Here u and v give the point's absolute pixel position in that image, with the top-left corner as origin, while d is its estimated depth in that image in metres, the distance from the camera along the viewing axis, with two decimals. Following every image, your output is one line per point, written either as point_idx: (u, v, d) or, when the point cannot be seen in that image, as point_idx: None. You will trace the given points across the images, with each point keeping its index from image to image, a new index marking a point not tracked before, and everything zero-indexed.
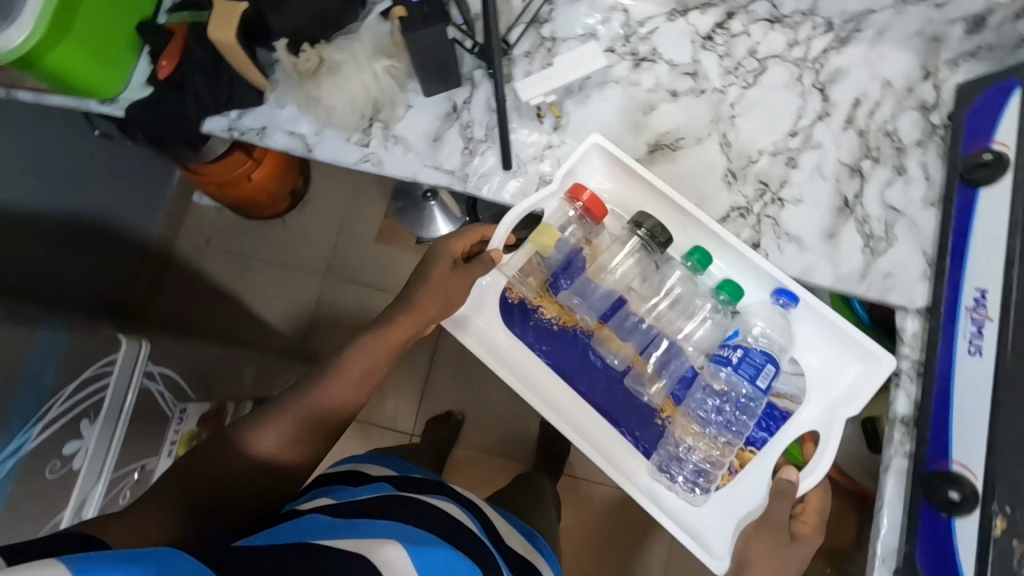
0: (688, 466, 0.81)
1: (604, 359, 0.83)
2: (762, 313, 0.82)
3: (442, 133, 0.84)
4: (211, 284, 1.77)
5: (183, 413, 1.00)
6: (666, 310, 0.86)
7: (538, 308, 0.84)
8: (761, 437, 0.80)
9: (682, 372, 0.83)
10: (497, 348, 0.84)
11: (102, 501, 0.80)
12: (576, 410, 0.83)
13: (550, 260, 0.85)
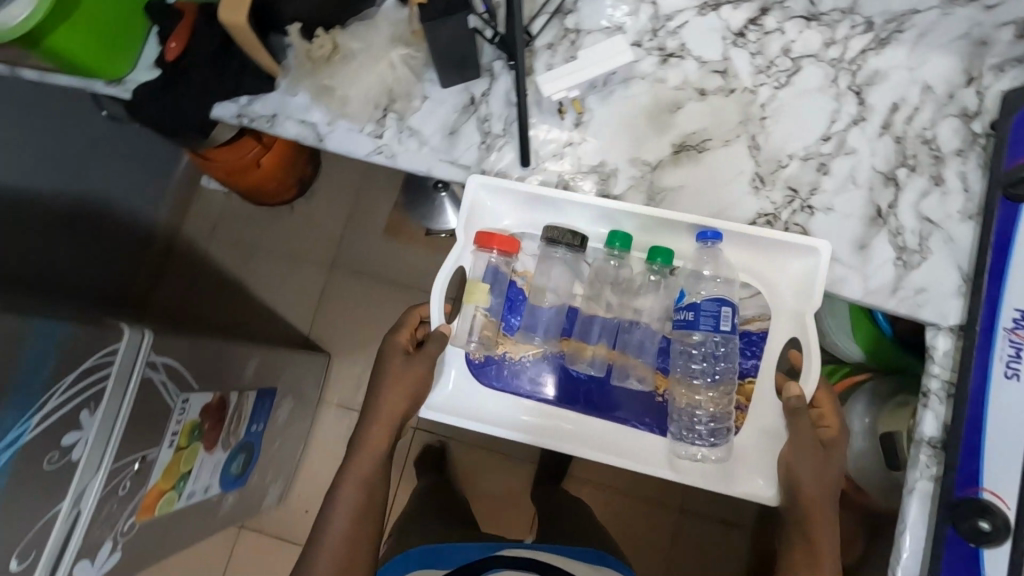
0: (701, 424, 0.80)
1: (584, 374, 0.81)
2: (712, 260, 0.79)
3: (458, 126, 0.80)
4: (217, 269, 1.74)
5: (186, 404, 1.00)
6: (615, 298, 0.83)
7: (504, 354, 0.83)
8: (751, 364, 0.79)
9: (646, 336, 0.81)
10: (485, 411, 0.82)
11: (101, 492, 0.81)
12: (591, 433, 0.80)
13: (493, 309, 0.83)
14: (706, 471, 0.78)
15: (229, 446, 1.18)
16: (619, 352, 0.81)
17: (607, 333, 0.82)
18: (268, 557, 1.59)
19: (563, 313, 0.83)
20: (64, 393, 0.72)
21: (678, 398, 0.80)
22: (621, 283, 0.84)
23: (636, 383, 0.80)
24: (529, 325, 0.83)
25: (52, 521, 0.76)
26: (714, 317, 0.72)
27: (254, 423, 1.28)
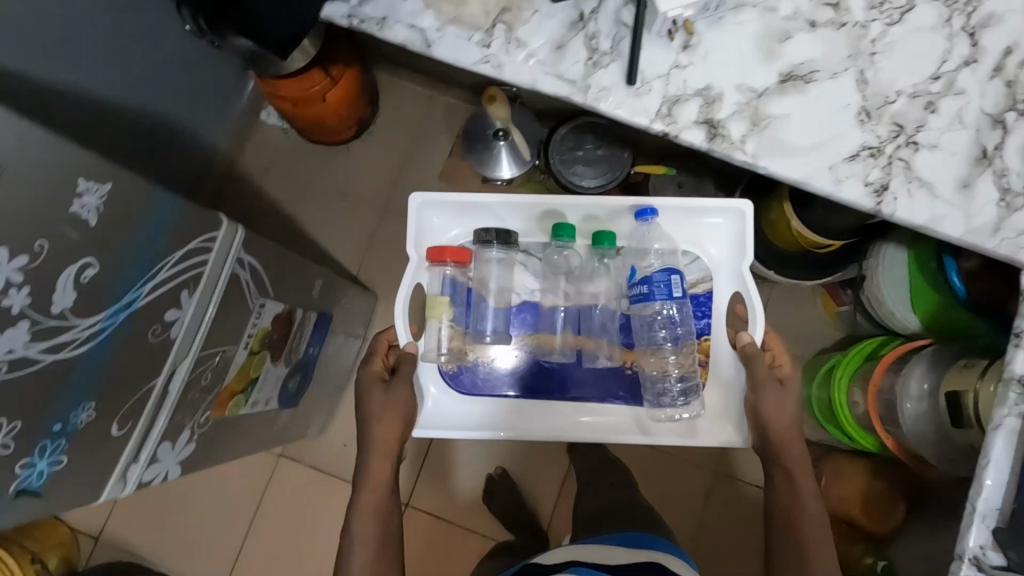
0: (676, 385, 1.02)
1: (550, 362, 1.04)
2: (652, 237, 1.02)
3: (566, 41, 0.81)
4: (271, 202, 1.76)
5: (262, 309, 1.02)
6: (564, 282, 1.05)
7: (477, 361, 1.03)
8: (703, 324, 1.03)
9: (609, 315, 1.03)
10: (467, 415, 1.04)
11: (188, 375, 0.84)
12: (575, 409, 1.03)
13: (458, 318, 1.02)
14: (679, 427, 1.01)
15: (290, 363, 1.21)
16: (581, 334, 1.04)
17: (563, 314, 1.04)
18: (307, 486, 1.62)
19: (519, 304, 1.03)
20: (173, 267, 0.74)
21: (649, 362, 1.01)
22: (568, 268, 1.06)
23: (604, 359, 1.02)
24: (493, 334, 1.03)
25: (148, 394, 0.78)
26: (665, 285, 0.93)
27: (312, 346, 1.30)
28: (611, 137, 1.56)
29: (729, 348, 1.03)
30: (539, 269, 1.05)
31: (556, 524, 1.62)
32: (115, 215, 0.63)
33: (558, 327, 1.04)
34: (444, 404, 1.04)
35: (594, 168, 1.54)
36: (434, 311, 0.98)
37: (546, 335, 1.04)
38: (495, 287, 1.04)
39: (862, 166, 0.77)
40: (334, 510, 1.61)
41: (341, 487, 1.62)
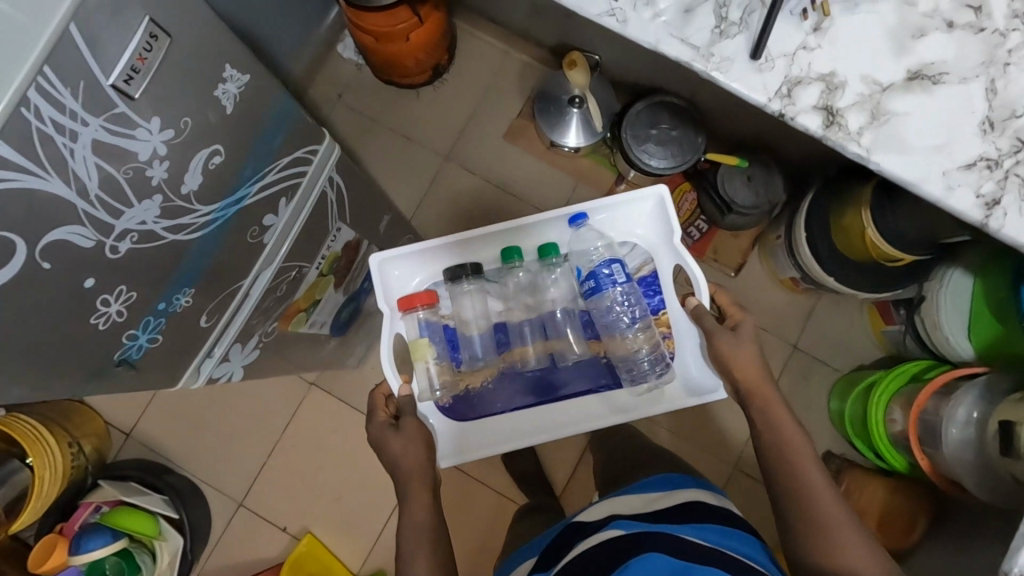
0: (649, 362, 1.06)
1: (530, 370, 1.09)
2: (591, 232, 1.07)
3: (696, 5, 0.79)
4: (335, 136, 1.76)
5: (337, 234, 1.03)
6: (529, 298, 1.10)
7: (469, 389, 1.07)
8: (656, 300, 1.07)
9: (574, 317, 1.08)
10: (472, 439, 1.08)
11: (269, 283, 0.86)
12: (570, 413, 1.09)
13: (439, 353, 1.06)
14: (655, 395, 1.07)
15: (347, 293, 1.22)
16: (551, 340, 1.08)
17: (532, 324, 1.08)
18: (334, 418, 1.66)
19: (497, 324, 1.08)
20: (279, 172, 0.75)
21: (619, 345, 1.05)
22: (532, 282, 1.10)
23: (574, 356, 1.08)
24: (475, 359, 1.07)
25: (235, 293, 0.80)
26: (610, 273, 0.98)
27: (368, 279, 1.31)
28: (688, 120, 1.53)
29: (682, 309, 1.06)
30: (504, 295, 1.10)
31: (572, 488, 1.66)
32: (248, 109, 0.63)
33: (531, 336, 1.08)
34: (451, 439, 1.07)
35: (665, 149, 1.52)
36: (418, 355, 1.03)
37: (521, 344, 1.08)
38: (461, 317, 1.08)
39: (976, 176, 0.75)
40: (357, 444, 1.65)
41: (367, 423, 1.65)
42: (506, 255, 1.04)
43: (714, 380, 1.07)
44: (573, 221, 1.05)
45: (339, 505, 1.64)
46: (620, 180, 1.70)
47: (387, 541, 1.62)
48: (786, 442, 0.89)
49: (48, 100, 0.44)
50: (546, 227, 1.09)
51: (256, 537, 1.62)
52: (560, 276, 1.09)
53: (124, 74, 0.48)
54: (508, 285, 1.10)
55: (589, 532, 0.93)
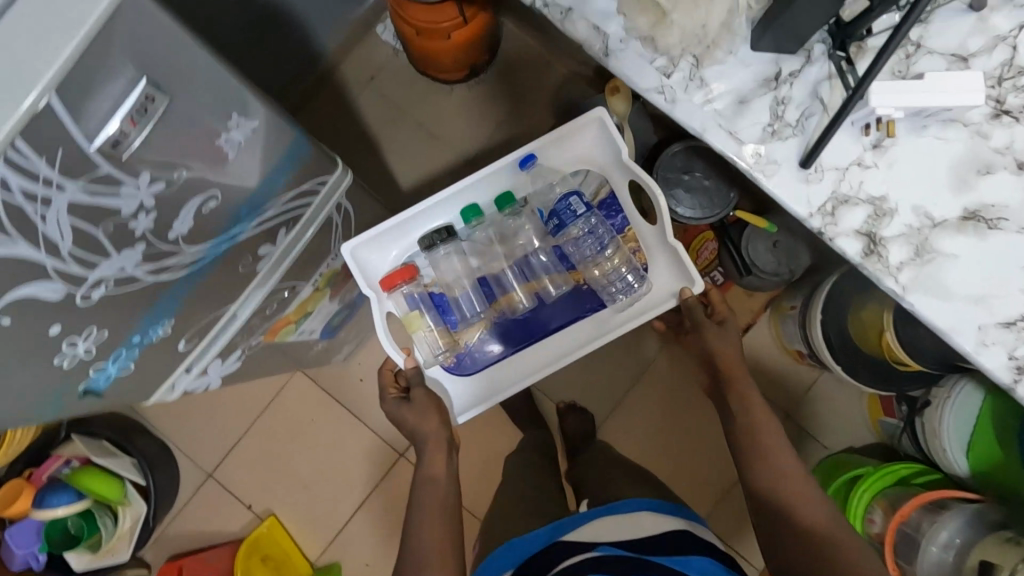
0: (625, 280, 1.19)
1: (519, 314, 1.23)
2: (543, 169, 1.20)
3: (752, 97, 0.73)
4: (359, 119, 1.70)
5: (338, 252, 0.99)
6: (501, 248, 1.24)
7: (466, 343, 1.22)
8: (620, 218, 1.20)
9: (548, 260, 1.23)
10: (477, 390, 1.22)
11: (256, 305, 0.82)
12: (561, 346, 1.22)
13: (431, 321, 1.19)
14: (640, 308, 1.17)
15: (341, 301, 1.20)
16: (531, 281, 1.23)
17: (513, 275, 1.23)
18: (314, 406, 1.64)
19: (483, 277, 1.23)
20: (282, 207, 0.71)
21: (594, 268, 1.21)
22: (501, 232, 1.23)
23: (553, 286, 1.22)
24: (465, 317, 1.22)
25: (220, 316, 0.78)
26: (568, 207, 1.13)
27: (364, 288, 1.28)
28: (723, 171, 1.47)
29: (641, 222, 1.17)
30: (478, 250, 1.23)
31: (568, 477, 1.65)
32: (253, 154, 0.61)
33: (511, 284, 1.23)
34: (461, 393, 1.21)
35: (694, 198, 1.46)
36: (413, 329, 1.16)
37: (507, 293, 1.23)
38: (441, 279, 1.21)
39: (1013, 337, 0.70)
40: (333, 434, 1.65)
41: (346, 416, 1.64)
42: (466, 215, 1.16)
43: (689, 274, 1.14)
44: (521, 165, 1.16)
45: (305, 491, 1.64)
46: None
47: (348, 532, 1.63)
48: (758, 423, 1.00)
49: (20, 169, 0.44)
50: (499, 178, 1.19)
51: (219, 508, 1.63)
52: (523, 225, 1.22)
53: (111, 140, 0.48)
54: (480, 238, 1.22)
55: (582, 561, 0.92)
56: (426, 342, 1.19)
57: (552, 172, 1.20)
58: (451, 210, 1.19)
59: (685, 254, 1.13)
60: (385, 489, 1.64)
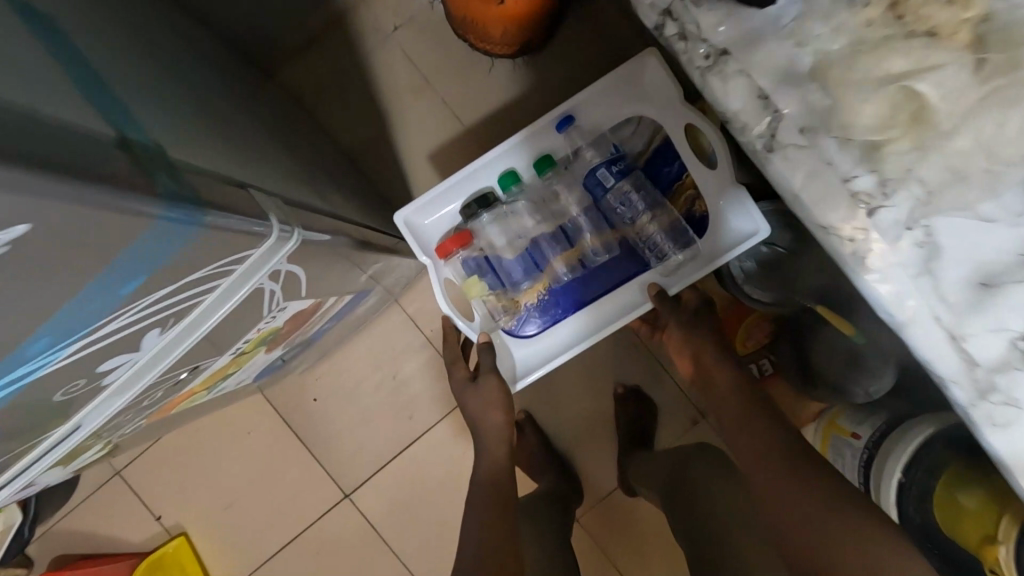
0: (681, 230, 1.11)
1: (580, 270, 1.16)
2: (593, 123, 1.14)
3: (1011, 282, 0.39)
4: (369, 79, 1.35)
5: (279, 312, 0.68)
6: (555, 209, 1.18)
7: (528, 306, 1.16)
8: (660, 182, 1.15)
9: (596, 227, 1.16)
10: (540, 351, 1.15)
11: (117, 410, 0.52)
12: (616, 304, 1.13)
13: (490, 283, 1.15)
14: (701, 260, 1.06)
15: (290, 344, 0.90)
16: (584, 239, 1.16)
17: (562, 239, 1.17)
18: (255, 415, 1.36)
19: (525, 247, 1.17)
20: (147, 309, 0.41)
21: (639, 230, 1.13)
22: (554, 193, 1.18)
23: (606, 245, 1.16)
24: (522, 277, 1.16)
25: (43, 435, 0.48)
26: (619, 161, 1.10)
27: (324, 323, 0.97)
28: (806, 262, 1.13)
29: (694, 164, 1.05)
30: (533, 211, 1.17)
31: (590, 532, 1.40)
32: (57, 259, 0.31)
33: (563, 249, 1.17)
34: (524, 355, 1.16)
35: (767, 278, 1.19)
36: (475, 293, 1.14)
37: (562, 256, 1.16)
38: (492, 241, 1.15)
39: None
40: (271, 455, 1.37)
41: (289, 439, 1.36)
42: (507, 185, 1.13)
43: (753, 217, 1.01)
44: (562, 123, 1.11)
45: (227, 512, 1.38)
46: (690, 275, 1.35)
47: (271, 568, 1.38)
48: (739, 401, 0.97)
49: None
50: (546, 141, 1.14)
51: (123, 509, 1.37)
52: (568, 196, 1.18)
53: None
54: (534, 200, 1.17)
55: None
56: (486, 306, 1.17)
57: (596, 125, 1.14)
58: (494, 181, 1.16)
59: (743, 194, 1.01)
60: (320, 530, 1.38)
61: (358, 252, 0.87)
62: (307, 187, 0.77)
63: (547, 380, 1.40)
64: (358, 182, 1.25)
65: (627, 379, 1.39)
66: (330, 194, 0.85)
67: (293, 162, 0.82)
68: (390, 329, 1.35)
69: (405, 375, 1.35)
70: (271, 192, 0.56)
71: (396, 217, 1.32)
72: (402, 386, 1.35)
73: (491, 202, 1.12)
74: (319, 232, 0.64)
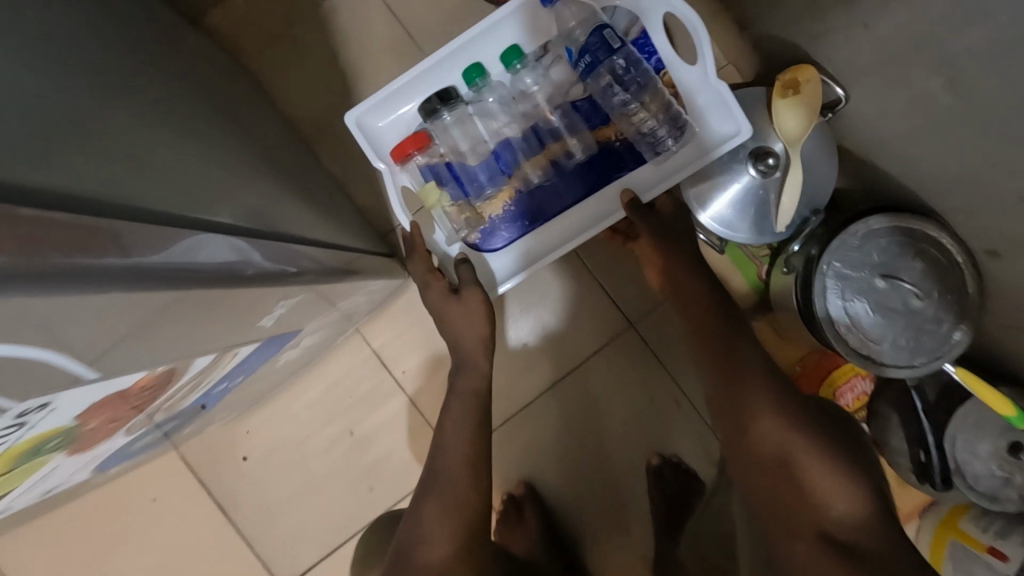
0: (668, 126, 0.82)
1: (548, 177, 0.85)
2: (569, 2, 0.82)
3: None
4: (330, 29, 1.01)
5: (39, 412, 0.36)
6: (521, 106, 0.86)
7: (489, 218, 0.85)
8: (656, 59, 0.82)
9: (573, 119, 0.84)
10: (510, 269, 0.86)
11: None
12: (592, 211, 0.84)
13: (450, 194, 0.83)
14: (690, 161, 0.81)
15: (150, 421, 0.55)
16: (551, 143, 0.85)
17: (534, 137, 0.85)
18: (160, 477, 1.00)
19: (491, 150, 0.85)
20: None
21: (632, 119, 0.83)
22: (520, 87, 0.86)
23: (580, 147, 0.84)
24: (483, 187, 0.85)
25: None
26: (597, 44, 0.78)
27: (218, 385, 0.61)
28: (948, 307, 0.79)
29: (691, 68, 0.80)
30: (495, 112, 0.86)
31: None
32: None
33: (531, 147, 0.85)
34: (498, 267, 0.85)
35: (884, 325, 0.80)
36: (434, 204, 0.83)
37: (532, 155, 0.85)
38: (454, 147, 0.85)
39: None
40: (181, 532, 1.01)
41: (207, 511, 1.01)
42: (467, 79, 0.82)
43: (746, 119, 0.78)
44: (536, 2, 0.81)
45: None
46: (756, 311, 1.00)
47: None
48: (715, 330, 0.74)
49: None
50: (503, 25, 0.84)
51: None
52: (537, 83, 0.86)
53: None
54: (494, 98, 0.85)
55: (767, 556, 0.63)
56: (447, 220, 0.85)
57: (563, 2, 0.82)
58: (453, 76, 0.87)
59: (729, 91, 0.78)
60: None
61: (278, 287, 0.56)
62: (130, 170, 0.42)
63: (556, 443, 1.04)
64: (306, 169, 0.90)
65: (663, 443, 1.04)
66: (207, 190, 0.51)
67: (134, 126, 0.47)
68: (347, 366, 1.00)
69: (366, 430, 1.00)
70: (157, 216, 0.41)
71: (358, 216, 0.97)
72: (362, 446, 1.00)
73: (451, 96, 0.81)
74: (249, 262, 0.50)
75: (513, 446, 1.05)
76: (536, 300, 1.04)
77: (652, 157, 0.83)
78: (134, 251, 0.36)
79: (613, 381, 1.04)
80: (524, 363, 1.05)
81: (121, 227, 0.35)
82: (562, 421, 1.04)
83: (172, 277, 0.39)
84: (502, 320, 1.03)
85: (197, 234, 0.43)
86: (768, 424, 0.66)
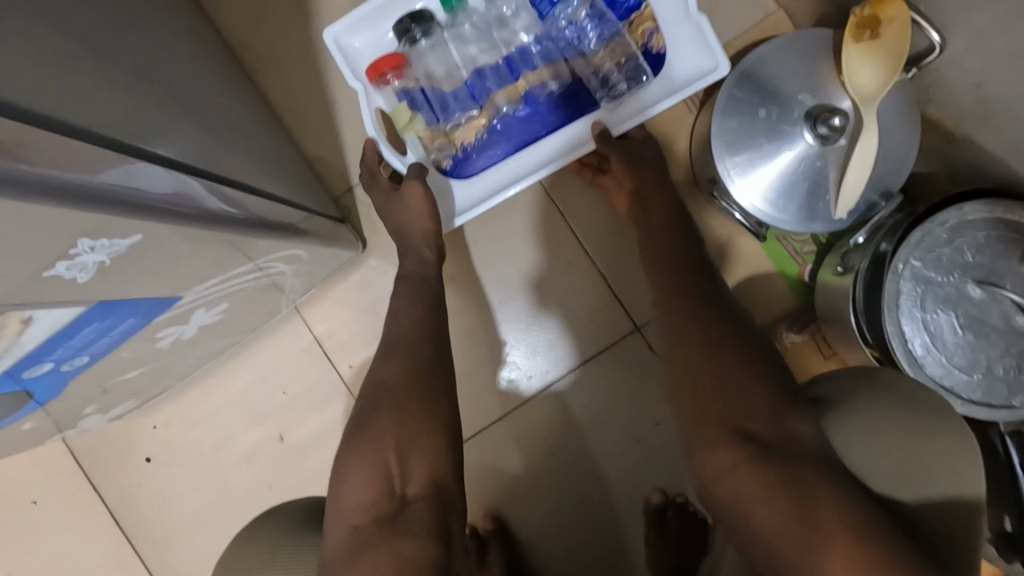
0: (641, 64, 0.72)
1: (523, 107, 0.74)
2: None
3: None
4: None
5: None
6: (498, 36, 0.75)
7: (464, 146, 0.74)
8: None
9: (547, 49, 0.74)
10: (467, 194, 0.74)
11: None
12: (564, 142, 0.74)
13: (427, 119, 0.74)
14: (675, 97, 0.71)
15: None
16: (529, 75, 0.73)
17: (506, 67, 0.74)
18: (38, 478, 0.81)
19: (468, 77, 0.74)
20: None
21: (591, 60, 0.73)
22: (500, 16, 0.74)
23: (559, 77, 0.73)
24: (454, 116, 0.74)
25: None
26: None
27: (30, 363, 0.42)
28: None
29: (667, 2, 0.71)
30: (473, 39, 0.75)
31: None
32: None
33: (503, 75, 0.74)
34: (460, 196, 0.74)
35: (976, 349, 0.61)
36: (406, 126, 0.73)
37: (506, 85, 0.73)
38: (427, 73, 0.73)
39: None
40: (61, 548, 0.81)
41: (97, 523, 0.81)
42: (446, 2, 0.70)
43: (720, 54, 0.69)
44: None
45: None
46: (794, 323, 0.77)
47: None
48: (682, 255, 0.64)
49: None
50: None
51: None
52: (516, 10, 0.74)
53: None
54: (472, 26, 0.74)
55: (728, 498, 0.47)
56: (419, 146, 0.74)
57: None
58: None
59: (708, 27, 0.70)
60: None
61: (220, 237, 0.46)
62: None
63: (533, 464, 0.85)
64: (241, 97, 0.71)
65: (668, 478, 0.83)
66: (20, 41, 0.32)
67: None
68: (281, 352, 0.81)
69: (300, 438, 0.81)
70: None
71: (307, 167, 0.78)
72: (294, 456, 0.81)
73: (426, 18, 0.70)
74: (201, 206, 0.44)
75: (480, 468, 0.85)
76: (521, 287, 0.85)
77: (607, 100, 0.73)
78: (41, 164, 0.30)
79: (609, 398, 0.84)
80: (501, 365, 0.85)
81: (46, 138, 0.31)
82: (544, 443, 0.84)
83: (118, 203, 0.35)
84: (481, 309, 0.85)
85: (143, 165, 0.38)
86: (787, 415, 0.50)
